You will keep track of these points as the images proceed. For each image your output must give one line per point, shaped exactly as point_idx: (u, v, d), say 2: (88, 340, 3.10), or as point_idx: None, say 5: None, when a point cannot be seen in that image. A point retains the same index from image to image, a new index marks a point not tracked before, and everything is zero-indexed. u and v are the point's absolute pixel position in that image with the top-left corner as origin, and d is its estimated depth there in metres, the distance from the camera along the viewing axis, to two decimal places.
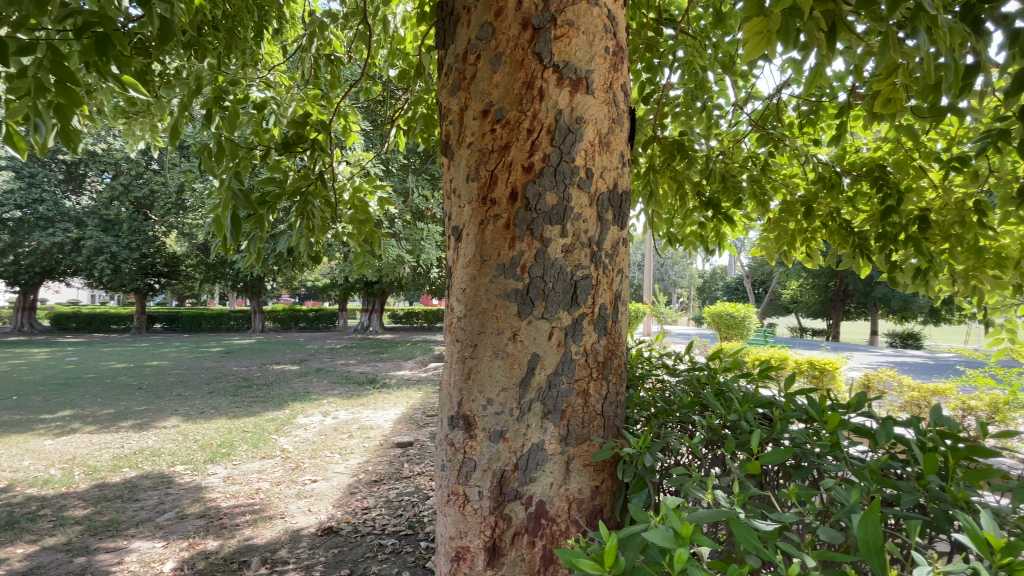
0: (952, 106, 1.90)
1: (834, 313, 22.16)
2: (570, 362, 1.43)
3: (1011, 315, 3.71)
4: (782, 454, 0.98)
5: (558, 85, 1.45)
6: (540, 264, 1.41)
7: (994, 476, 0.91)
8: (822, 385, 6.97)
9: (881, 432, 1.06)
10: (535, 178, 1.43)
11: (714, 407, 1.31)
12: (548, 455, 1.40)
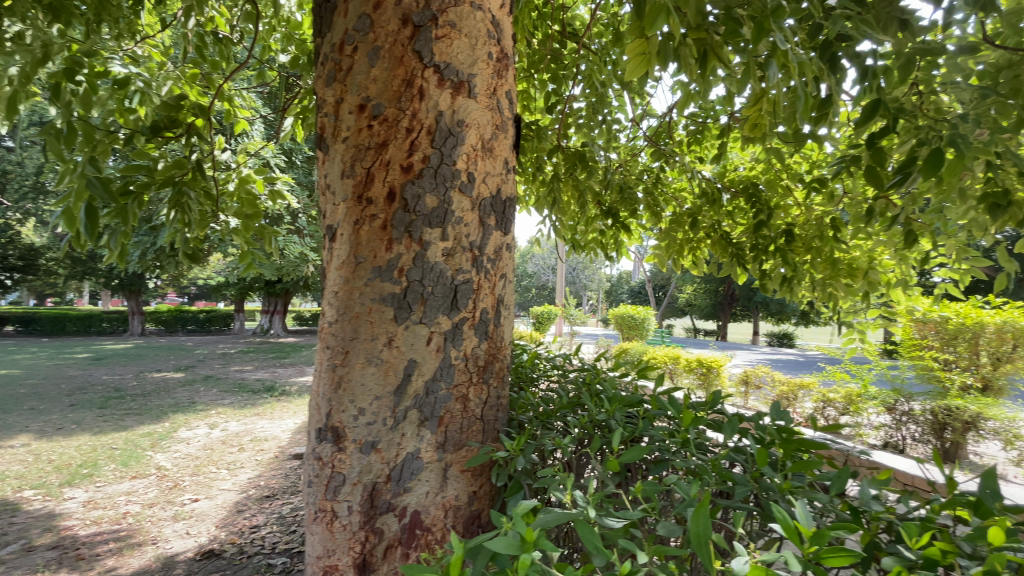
0: (811, 134, 2.15)
1: (722, 315, 24.37)
2: (449, 367, 1.42)
3: (859, 318, 4.29)
4: (640, 452, 1.03)
5: (438, 86, 1.45)
6: (418, 268, 1.40)
7: (813, 467, 1.04)
8: (709, 383, 7.62)
9: (727, 427, 1.17)
10: (414, 179, 1.42)
11: (589, 407, 1.38)
12: (423, 464, 1.38)
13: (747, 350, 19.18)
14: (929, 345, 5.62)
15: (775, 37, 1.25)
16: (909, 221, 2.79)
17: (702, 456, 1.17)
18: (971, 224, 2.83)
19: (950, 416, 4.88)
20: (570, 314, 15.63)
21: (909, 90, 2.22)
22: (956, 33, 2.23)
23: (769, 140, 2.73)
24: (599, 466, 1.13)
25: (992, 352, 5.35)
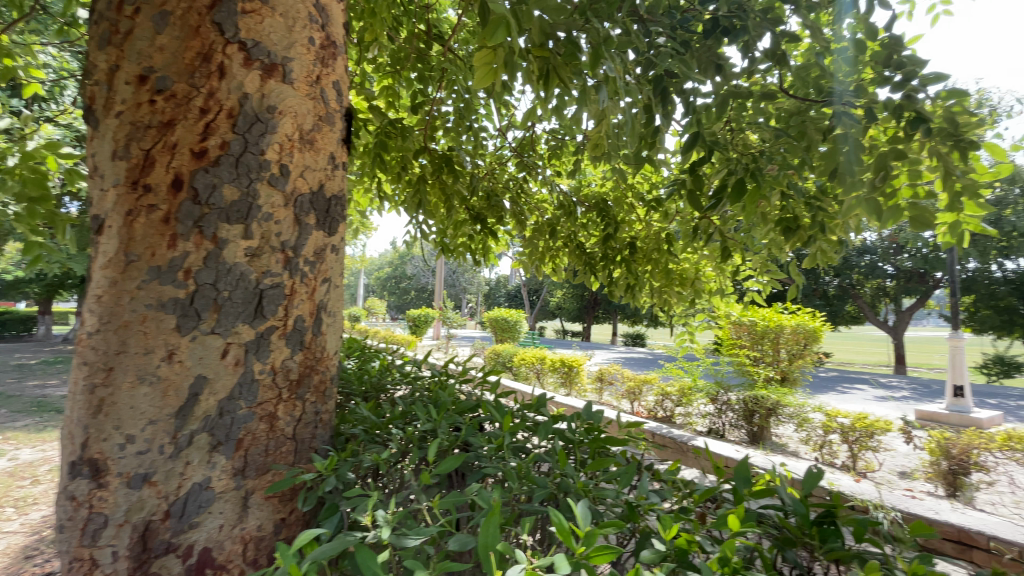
0: (650, 157, 2.39)
1: (588, 318, 26.17)
2: (252, 384, 1.39)
3: (691, 322, 4.89)
4: (453, 463, 1.08)
5: (244, 66, 1.41)
6: (210, 269, 1.35)
7: (607, 465, 1.18)
8: (570, 381, 8.09)
9: (544, 430, 1.30)
10: (209, 167, 1.36)
11: (416, 418, 1.40)
12: (216, 494, 1.31)
13: (607, 350, 20.82)
14: (743, 343, 6.63)
15: (607, 65, 1.38)
16: (726, 237, 3.26)
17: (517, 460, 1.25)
18: (770, 243, 3.40)
19: (757, 404, 5.79)
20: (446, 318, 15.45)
21: (726, 127, 2.60)
22: (767, 80, 2.63)
23: (615, 159, 2.98)
24: (413, 480, 1.15)
25: (788, 349, 6.47)
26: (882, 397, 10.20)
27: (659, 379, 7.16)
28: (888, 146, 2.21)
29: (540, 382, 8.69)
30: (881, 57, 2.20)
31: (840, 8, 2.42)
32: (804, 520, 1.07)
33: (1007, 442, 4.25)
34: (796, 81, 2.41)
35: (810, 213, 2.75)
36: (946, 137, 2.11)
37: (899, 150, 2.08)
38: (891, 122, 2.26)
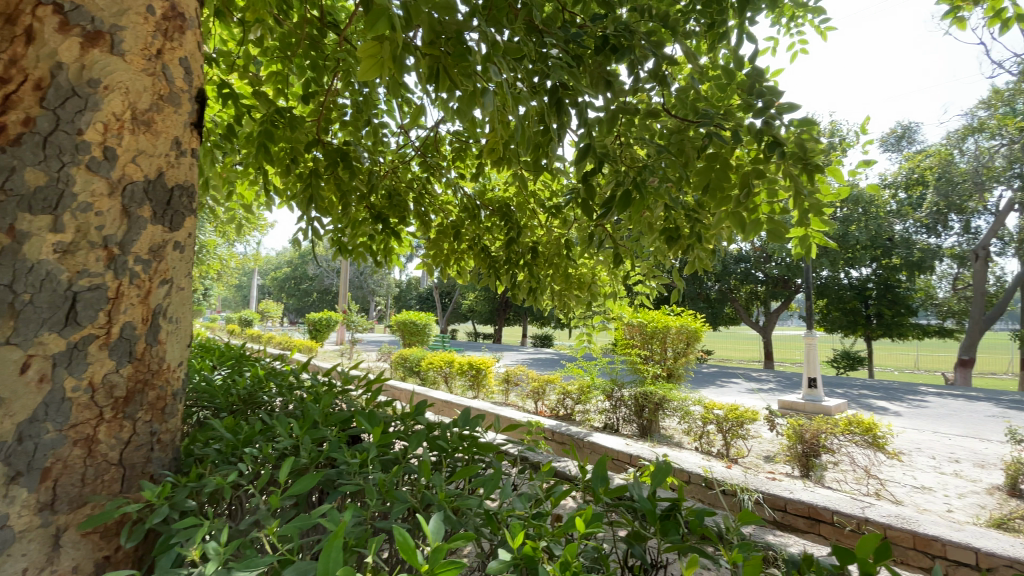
0: (546, 163, 2.43)
1: (498, 320, 26.43)
2: (65, 404, 1.27)
3: (589, 323, 5.13)
4: (309, 481, 1.08)
5: (60, 31, 1.33)
6: (6, 266, 1.23)
7: (474, 472, 1.22)
8: (477, 383, 8.10)
9: (413, 442, 1.32)
10: (10, 147, 1.26)
11: (274, 437, 1.36)
12: (17, 533, 1.17)
13: (516, 351, 21.15)
14: (635, 343, 7.09)
15: (494, 71, 1.41)
16: (619, 244, 3.46)
17: (382, 473, 1.27)
18: (656, 250, 3.66)
19: (647, 400, 6.20)
20: (351, 321, 14.72)
21: (615, 140, 2.75)
22: (653, 98, 2.82)
23: (516, 165, 3.03)
24: (261, 503, 1.10)
25: (674, 347, 7.05)
26: (754, 390, 11.44)
27: (561, 378, 7.39)
28: (750, 165, 2.48)
29: (447, 385, 8.61)
30: (747, 87, 2.46)
31: (714, 38, 2.66)
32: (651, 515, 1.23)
33: (847, 427, 4.93)
34: (675, 102, 2.62)
35: (689, 224, 3.01)
36: (796, 161, 2.41)
37: (760, 170, 2.35)
38: (753, 144, 2.53)
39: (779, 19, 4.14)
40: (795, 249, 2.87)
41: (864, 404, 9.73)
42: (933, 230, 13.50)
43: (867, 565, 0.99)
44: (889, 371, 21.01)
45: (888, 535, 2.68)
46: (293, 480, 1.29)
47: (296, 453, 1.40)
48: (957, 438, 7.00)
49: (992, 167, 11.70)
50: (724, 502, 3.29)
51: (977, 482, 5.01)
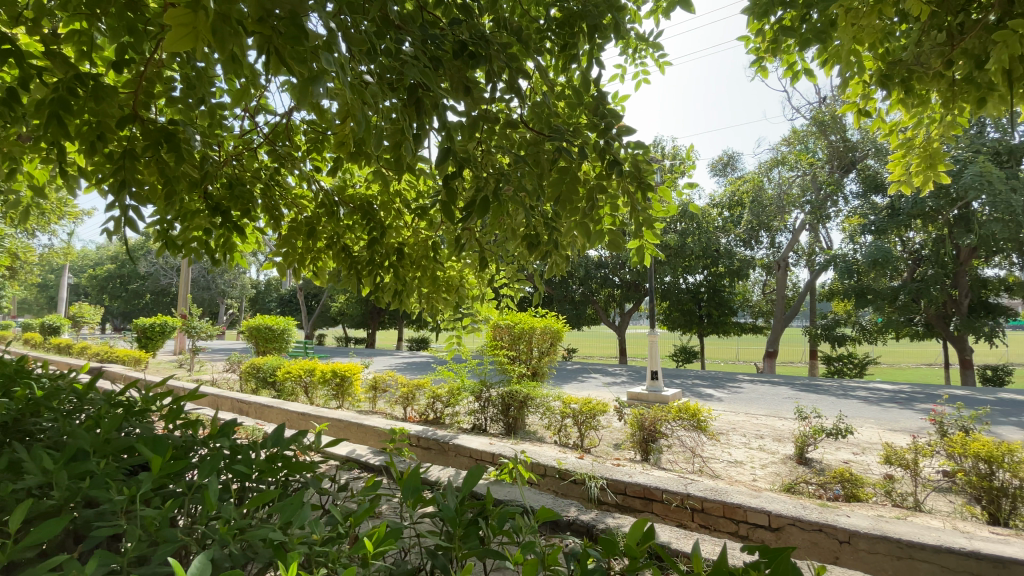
0: (405, 161, 2.36)
1: (371, 324, 25.40)
2: None
3: (457, 326, 5.16)
4: (53, 526, 0.96)
5: None
6: None
7: (269, 498, 1.20)
8: (340, 390, 7.65)
9: (205, 473, 1.27)
10: None
11: (22, 474, 1.17)
12: None
13: (387, 356, 20.45)
14: (503, 344, 7.29)
15: (331, 62, 1.32)
16: (483, 247, 3.52)
17: (157, 509, 1.17)
18: (518, 254, 3.80)
19: (512, 399, 6.39)
20: (193, 326, 12.93)
21: (476, 147, 2.79)
22: (514, 109, 2.91)
23: (375, 162, 2.92)
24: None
25: (538, 347, 7.48)
26: (609, 384, 12.50)
27: (430, 382, 7.29)
28: (596, 181, 2.69)
29: (308, 395, 8.02)
30: (592, 107, 2.66)
31: (567, 59, 2.84)
32: (453, 526, 1.36)
33: (678, 413, 5.60)
34: (532, 115, 2.75)
35: (547, 231, 3.17)
36: (632, 179, 2.69)
37: (601, 186, 2.57)
38: (600, 161, 2.74)
39: (626, 50, 4.57)
40: (632, 258, 3.19)
41: (695, 393, 11.17)
42: (748, 244, 16.00)
43: (634, 552, 1.23)
44: (718, 363, 24.40)
45: (705, 506, 3.08)
46: (34, 525, 1.14)
47: (50, 492, 1.22)
48: (763, 418, 8.37)
49: (790, 193, 14.29)
50: (575, 491, 3.52)
51: (775, 454, 6.04)
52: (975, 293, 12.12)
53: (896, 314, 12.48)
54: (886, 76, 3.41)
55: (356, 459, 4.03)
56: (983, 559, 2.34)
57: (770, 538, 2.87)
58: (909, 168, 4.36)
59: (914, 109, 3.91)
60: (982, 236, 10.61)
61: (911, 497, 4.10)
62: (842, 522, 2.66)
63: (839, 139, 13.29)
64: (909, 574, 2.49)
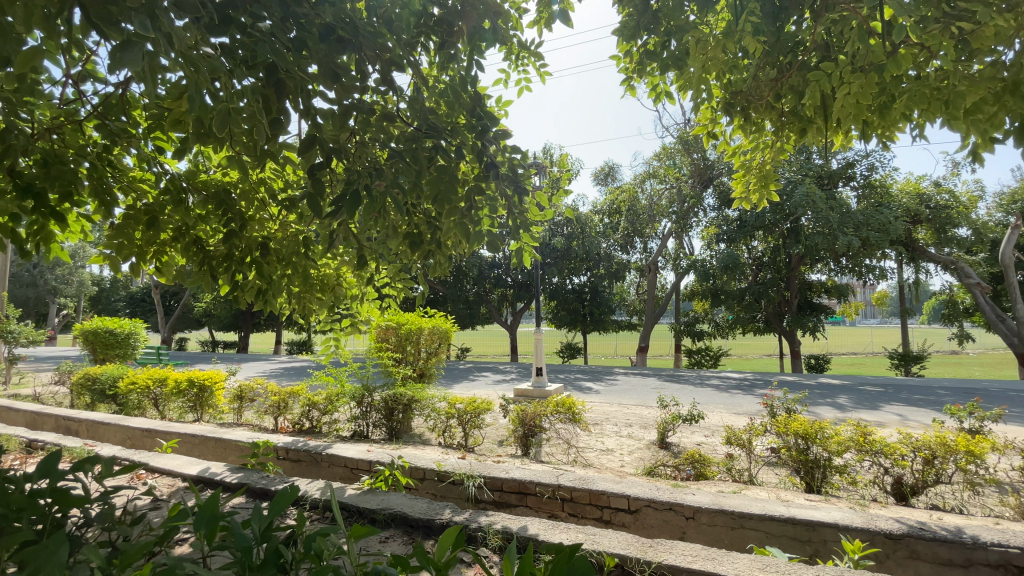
0: (267, 147, 2.15)
1: (244, 326, 23.08)
2: None
3: (334, 327, 4.86)
4: None
5: None
6: None
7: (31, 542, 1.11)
8: (199, 401, 6.83)
9: None
10: None
11: None
12: None
13: (262, 361, 18.66)
14: (388, 346, 6.99)
15: None
16: (362, 245, 3.34)
17: None
18: (400, 252, 3.68)
19: (395, 402, 6.12)
20: (7, 330, 10.65)
21: (350, 140, 2.64)
22: (389, 102, 2.80)
23: (232, 149, 2.62)
24: None
25: (425, 348, 7.32)
26: (498, 382, 12.71)
27: (306, 388, 6.77)
28: (474, 182, 2.68)
29: (159, 409, 7.04)
30: (469, 107, 2.65)
31: (446, 58, 2.80)
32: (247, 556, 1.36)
33: (556, 407, 5.84)
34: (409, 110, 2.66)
35: (429, 230, 3.11)
36: (510, 184, 2.73)
37: (480, 189, 2.58)
38: (478, 162, 2.74)
39: (509, 56, 4.66)
40: (512, 260, 3.27)
41: (576, 386, 11.80)
42: (624, 248, 17.26)
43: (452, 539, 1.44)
44: (600, 357, 26.03)
45: (573, 496, 3.25)
46: None
47: None
48: (634, 407, 9.06)
49: (660, 204, 15.72)
50: (453, 492, 3.50)
51: (641, 440, 6.57)
52: (802, 294, 14.47)
53: (744, 312, 14.31)
54: (730, 103, 3.87)
55: (210, 479, 3.59)
56: (796, 523, 2.76)
57: (629, 520, 3.11)
58: (748, 186, 5.00)
59: (751, 135, 4.50)
60: (807, 246, 12.56)
61: (747, 472, 4.71)
62: (689, 499, 2.98)
63: (701, 158, 14.88)
64: (741, 542, 2.85)
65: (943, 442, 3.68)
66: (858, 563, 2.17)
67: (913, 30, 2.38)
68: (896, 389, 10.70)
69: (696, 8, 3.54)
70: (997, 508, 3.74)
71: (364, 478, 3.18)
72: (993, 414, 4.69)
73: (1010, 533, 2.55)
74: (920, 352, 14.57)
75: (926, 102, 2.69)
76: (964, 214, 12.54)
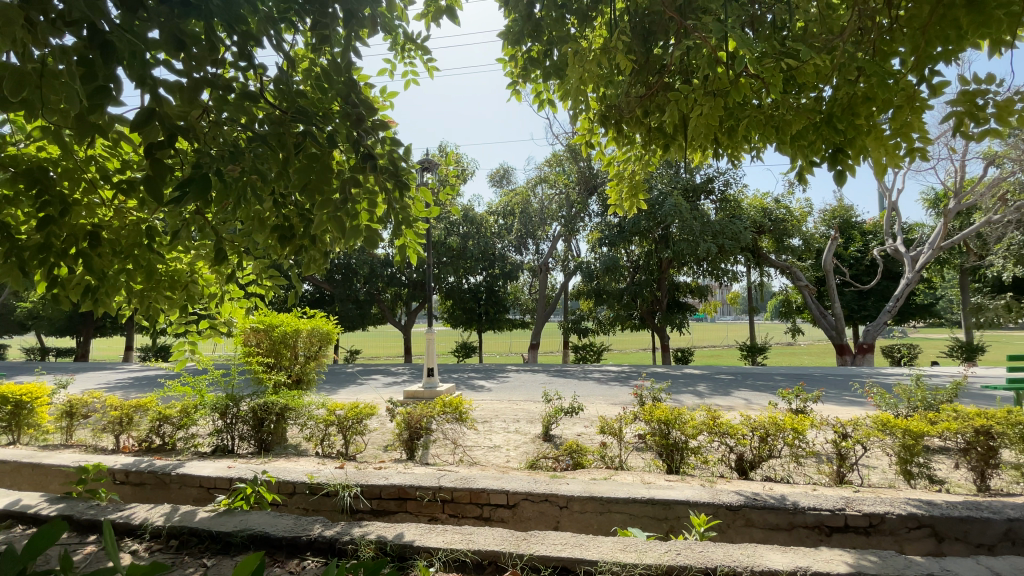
0: (92, 120, 1.81)
1: (84, 330, 19.73)
2: None
3: (189, 331, 4.28)
4: None
5: None
6: None
7: None
8: (14, 421, 5.70)
9: None
10: None
11: None
12: None
13: (107, 370, 16.13)
14: (258, 351, 6.33)
15: None
16: (220, 237, 2.96)
17: None
18: (269, 248, 3.33)
19: (266, 412, 5.55)
20: None
21: (202, 117, 2.32)
22: (252, 82, 2.51)
23: (44, 119, 2.17)
24: None
25: (303, 351, 6.75)
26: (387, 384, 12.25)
27: (156, 400, 5.92)
28: (349, 174, 2.48)
29: None
30: (343, 94, 2.46)
31: (319, 40, 2.58)
32: None
33: (443, 408, 5.76)
34: (275, 90, 2.41)
35: (300, 224, 2.83)
36: (390, 176, 2.58)
37: (356, 179, 2.38)
38: (353, 153, 2.55)
39: (395, 47, 4.50)
40: (396, 257, 3.09)
41: (467, 385, 11.82)
42: (517, 249, 17.64)
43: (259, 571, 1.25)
44: (493, 355, 26.40)
45: (454, 497, 3.22)
46: None
47: None
48: (522, 403, 9.28)
49: (550, 208, 16.39)
50: (327, 504, 3.28)
51: (527, 435, 6.75)
52: (671, 294, 15.94)
53: (623, 310, 15.44)
54: (605, 116, 4.11)
55: (19, 513, 2.98)
56: (655, 503, 3.01)
57: (507, 515, 3.16)
58: (621, 195, 5.33)
59: (625, 147, 4.82)
60: (675, 251, 13.89)
61: (620, 458, 5.06)
62: (563, 489, 3.10)
63: (586, 166, 15.71)
64: (607, 525, 3.06)
65: (774, 422, 4.27)
66: (703, 535, 2.42)
67: (752, 63, 2.72)
68: (744, 376, 12.30)
69: (577, 21, 3.69)
70: (815, 476, 4.42)
71: (221, 498, 2.86)
72: (813, 395, 5.54)
73: (821, 497, 3.01)
74: (763, 344, 16.86)
75: (761, 128, 3.10)
76: (796, 227, 14.83)
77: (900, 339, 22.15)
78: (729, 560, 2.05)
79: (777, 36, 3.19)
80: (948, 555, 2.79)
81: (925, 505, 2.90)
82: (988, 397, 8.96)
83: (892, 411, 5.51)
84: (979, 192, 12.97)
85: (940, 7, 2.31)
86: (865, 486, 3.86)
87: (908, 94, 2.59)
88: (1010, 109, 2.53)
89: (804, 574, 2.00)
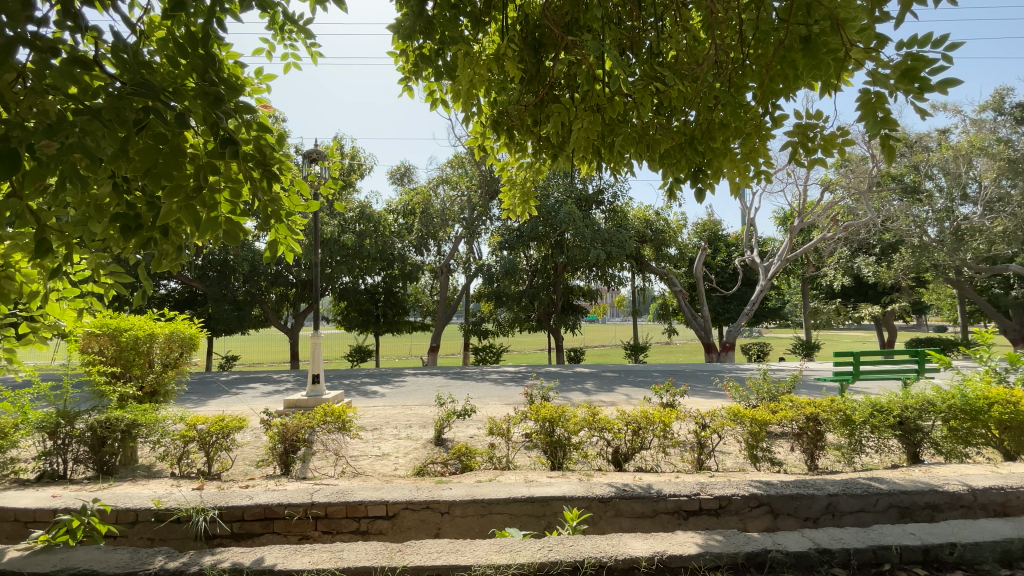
0: None
1: None
2: None
3: (4, 337, 3.56)
4: None
5: None
6: None
7: None
8: None
9: None
10: None
11: None
12: None
13: None
14: (100, 360, 5.45)
15: None
16: (42, 224, 2.49)
17: None
18: (108, 239, 2.87)
19: (109, 429, 4.76)
20: None
21: (13, 82, 1.93)
22: (85, 47, 2.15)
23: None
24: None
25: (160, 359, 5.87)
26: (267, 393, 11.28)
27: None
28: (206, 159, 2.22)
29: None
30: (199, 70, 2.21)
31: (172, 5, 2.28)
32: None
33: (323, 418, 5.40)
34: (115, 60, 2.09)
35: (149, 214, 2.48)
36: (257, 164, 2.35)
37: (213, 165, 2.13)
38: (210, 136, 2.28)
39: (274, 26, 4.15)
40: (265, 253, 2.82)
41: (359, 391, 11.27)
42: (418, 249, 17.23)
43: None
44: (391, 359, 25.49)
45: (328, 512, 3.02)
46: None
47: None
48: (415, 408, 9.07)
49: (451, 210, 16.25)
50: (176, 532, 2.90)
51: (418, 441, 6.59)
52: (565, 296, 16.58)
53: (521, 312, 15.75)
54: (497, 122, 4.16)
55: None
56: (534, 501, 3.09)
57: (386, 526, 3.04)
58: (514, 201, 5.41)
59: (517, 155, 4.90)
60: (568, 256, 14.49)
61: (508, 459, 5.12)
62: (444, 495, 3.07)
63: (486, 170, 15.84)
64: (487, 527, 3.07)
65: (645, 416, 4.60)
66: (574, 529, 2.53)
67: (627, 82, 2.93)
68: (626, 373, 13.19)
69: (470, 24, 3.65)
70: (679, 464, 4.85)
71: (38, 534, 2.40)
72: (681, 391, 6.07)
73: (681, 485, 3.31)
74: (645, 344, 18.21)
75: (635, 144, 3.31)
76: (672, 237, 16.25)
77: (756, 339, 25.26)
78: (595, 552, 2.15)
79: (651, 60, 3.46)
80: (781, 528, 3.19)
81: (764, 486, 3.30)
82: (818, 387, 10.54)
83: (746, 402, 6.22)
84: (818, 213, 15.17)
85: (782, 48, 2.66)
86: (718, 471, 4.32)
87: (756, 123, 2.97)
88: (833, 143, 2.98)
89: (659, 557, 2.18)
